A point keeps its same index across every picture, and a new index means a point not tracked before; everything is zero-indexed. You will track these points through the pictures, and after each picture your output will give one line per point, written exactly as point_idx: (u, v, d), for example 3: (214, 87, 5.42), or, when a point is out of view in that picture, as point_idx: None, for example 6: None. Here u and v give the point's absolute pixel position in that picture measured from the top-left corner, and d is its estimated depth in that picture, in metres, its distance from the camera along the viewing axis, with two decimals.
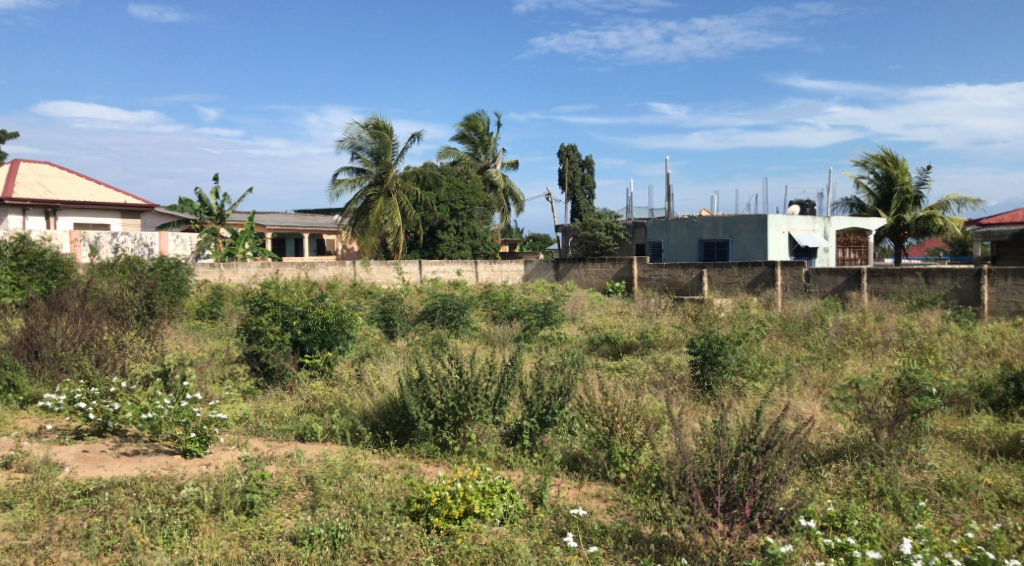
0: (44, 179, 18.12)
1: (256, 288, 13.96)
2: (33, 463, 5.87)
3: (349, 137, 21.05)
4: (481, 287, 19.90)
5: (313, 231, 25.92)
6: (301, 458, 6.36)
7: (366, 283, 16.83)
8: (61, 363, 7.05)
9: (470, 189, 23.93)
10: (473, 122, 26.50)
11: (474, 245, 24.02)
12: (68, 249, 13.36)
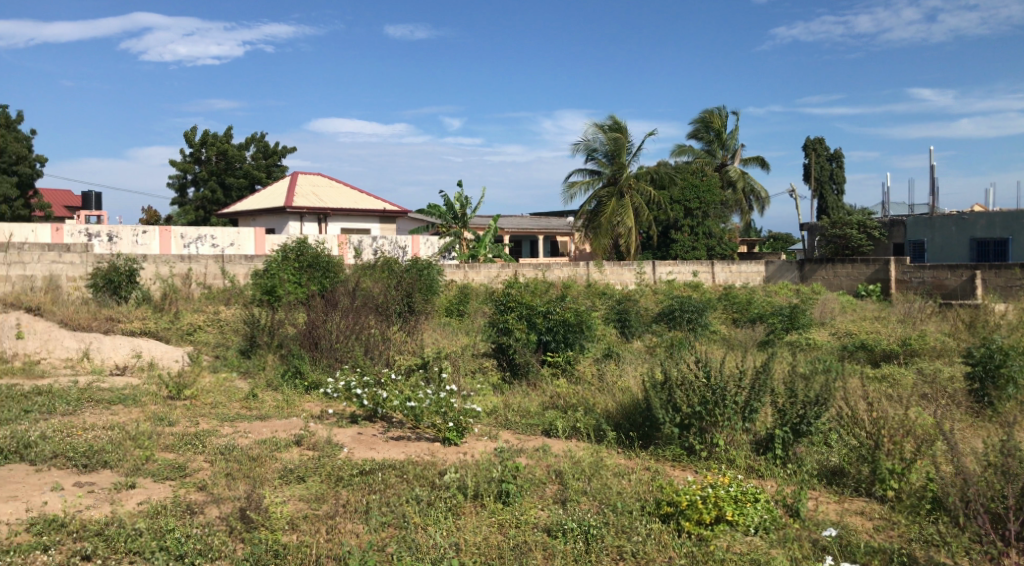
0: (318, 189, 20.32)
1: (498, 288, 14.68)
2: (318, 443, 6.57)
3: (584, 140, 21.74)
4: (720, 291, 19.17)
5: (548, 233, 26.74)
6: (548, 453, 6.57)
7: (600, 284, 17.01)
8: (336, 354, 7.80)
9: (706, 187, 23.27)
10: (708, 116, 25.86)
11: (709, 245, 23.32)
12: (337, 251, 14.85)
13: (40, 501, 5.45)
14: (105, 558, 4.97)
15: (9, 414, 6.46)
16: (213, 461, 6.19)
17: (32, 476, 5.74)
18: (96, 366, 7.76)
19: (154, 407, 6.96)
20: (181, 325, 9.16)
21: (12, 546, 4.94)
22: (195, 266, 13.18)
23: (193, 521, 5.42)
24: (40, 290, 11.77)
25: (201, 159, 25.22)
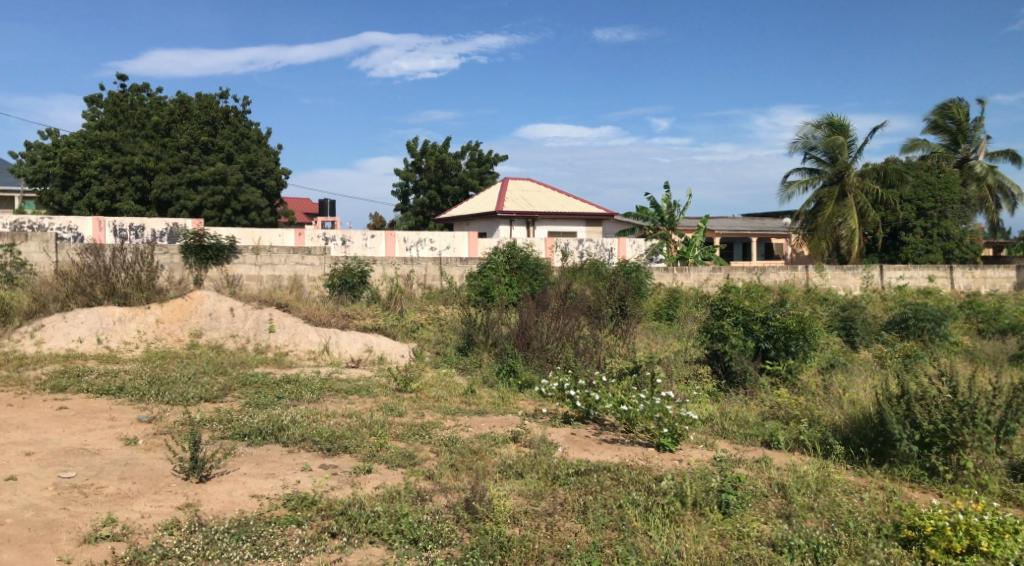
0: (527, 194, 21.01)
1: (708, 292, 14.38)
2: (534, 440, 6.73)
3: (801, 137, 20.88)
4: (962, 298, 17.48)
5: (762, 234, 25.75)
6: (770, 464, 6.30)
7: (822, 290, 16.10)
8: (548, 354, 7.99)
9: (944, 184, 20.98)
10: (946, 108, 24.02)
11: (946, 248, 21.25)
12: (544, 254, 15.39)
13: (293, 479, 6.05)
14: (350, 536, 5.41)
15: (264, 399, 7.23)
16: (438, 452, 6.54)
17: (285, 456, 6.38)
18: (334, 358, 8.55)
19: (384, 398, 7.49)
20: (406, 322, 9.80)
21: (273, 519, 5.53)
22: (417, 268, 14.04)
23: (423, 507, 5.76)
24: (285, 289, 13.09)
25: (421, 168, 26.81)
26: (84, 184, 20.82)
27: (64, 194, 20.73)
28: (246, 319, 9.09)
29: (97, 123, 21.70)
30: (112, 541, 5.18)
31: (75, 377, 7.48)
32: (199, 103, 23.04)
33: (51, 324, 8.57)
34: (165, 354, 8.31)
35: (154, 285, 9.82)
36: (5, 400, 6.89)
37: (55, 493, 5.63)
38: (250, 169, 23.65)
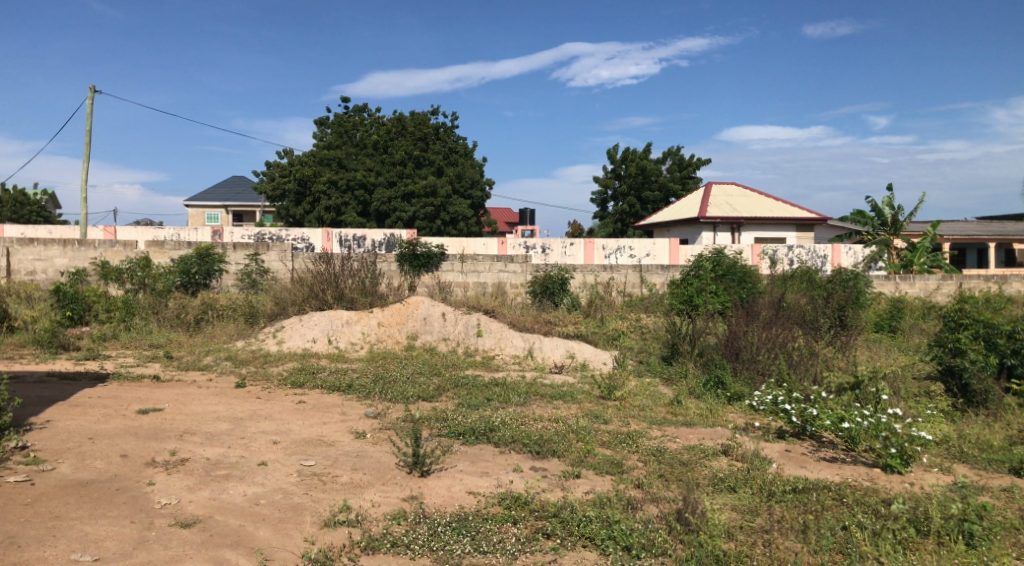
0: (732, 199, 20.61)
1: (937, 302, 13.61)
2: (746, 454, 6.51)
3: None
4: None
5: (1001, 239, 23.41)
6: (1021, 495, 5.68)
7: None
8: (759, 367, 7.73)
9: None
10: None
11: None
12: (750, 260, 15.22)
13: (507, 479, 6.27)
14: (563, 538, 5.50)
15: (476, 400, 7.56)
16: (646, 461, 6.50)
17: (498, 456, 6.62)
18: (539, 363, 8.81)
19: (589, 404, 7.58)
20: (608, 330, 9.91)
21: (490, 516, 5.75)
22: (616, 275, 14.15)
23: (634, 515, 5.73)
24: (490, 295, 13.67)
25: (619, 174, 26.81)
26: (314, 199, 23.27)
27: (298, 208, 23.38)
28: (456, 323, 9.56)
29: (326, 144, 24.25)
30: (348, 526, 5.63)
31: (311, 374, 8.25)
32: (413, 119, 24.85)
33: (290, 325, 9.51)
34: (385, 355, 8.94)
35: (376, 290, 10.63)
36: (255, 393, 7.74)
37: (299, 479, 6.22)
38: (458, 182, 24.59)
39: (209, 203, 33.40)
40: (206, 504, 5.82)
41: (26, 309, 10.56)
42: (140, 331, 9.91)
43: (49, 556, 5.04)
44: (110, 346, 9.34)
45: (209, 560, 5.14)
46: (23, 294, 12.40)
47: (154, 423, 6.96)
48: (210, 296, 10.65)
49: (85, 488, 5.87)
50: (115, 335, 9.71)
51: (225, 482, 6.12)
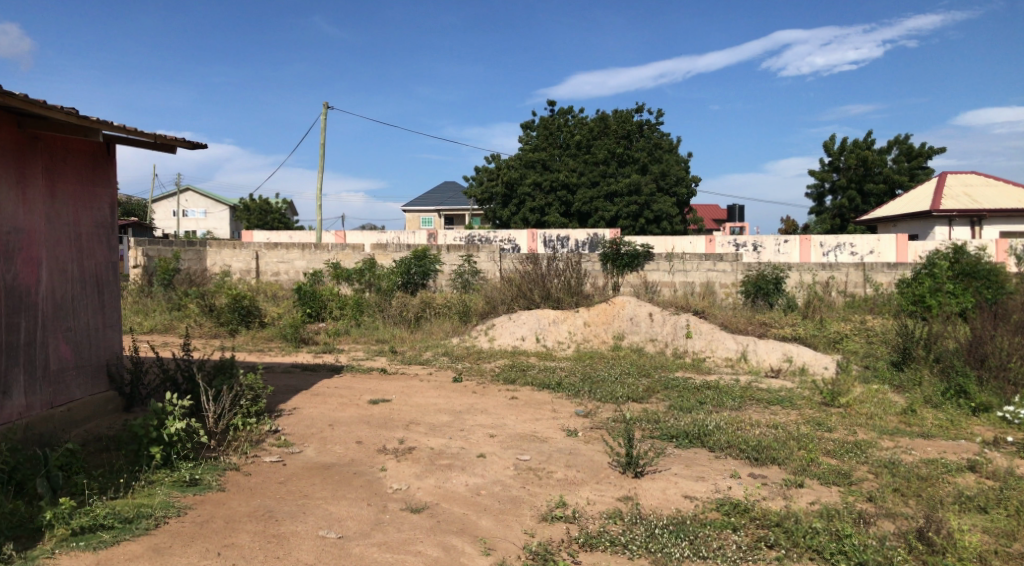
0: (971, 189, 18.81)
1: None
2: (999, 472, 5.89)
3: None
4: None
5: None
6: None
7: None
8: (1010, 376, 7.01)
9: None
10: None
11: None
12: (996, 257, 13.90)
13: (725, 485, 6.09)
14: (788, 549, 5.25)
15: (688, 403, 7.44)
16: (879, 473, 6.06)
17: (714, 461, 6.46)
18: (753, 367, 8.54)
19: (811, 411, 7.20)
20: (829, 333, 9.40)
21: (709, 521, 5.60)
22: (837, 274, 13.39)
23: (868, 531, 5.34)
24: (698, 295, 13.44)
25: (839, 166, 25.31)
26: (519, 201, 24.28)
27: (505, 210, 24.45)
28: (664, 324, 9.44)
29: (532, 146, 25.04)
30: (566, 522, 5.72)
31: (521, 371, 8.51)
32: (616, 119, 25.27)
33: (500, 323, 9.89)
34: (593, 355, 9.06)
35: (582, 290, 10.78)
36: (471, 388, 8.10)
37: (516, 472, 6.42)
38: (664, 180, 24.46)
39: (421, 208, 35.66)
40: (433, 492, 6.16)
41: (272, 307, 11.80)
42: (368, 327, 10.72)
43: (300, 531, 5.57)
44: (343, 341, 10.22)
45: (437, 545, 5.43)
46: (270, 292, 13.89)
47: (384, 412, 7.50)
48: (428, 296, 11.30)
49: (327, 470, 6.44)
50: (347, 331, 10.60)
51: (449, 471, 6.45)
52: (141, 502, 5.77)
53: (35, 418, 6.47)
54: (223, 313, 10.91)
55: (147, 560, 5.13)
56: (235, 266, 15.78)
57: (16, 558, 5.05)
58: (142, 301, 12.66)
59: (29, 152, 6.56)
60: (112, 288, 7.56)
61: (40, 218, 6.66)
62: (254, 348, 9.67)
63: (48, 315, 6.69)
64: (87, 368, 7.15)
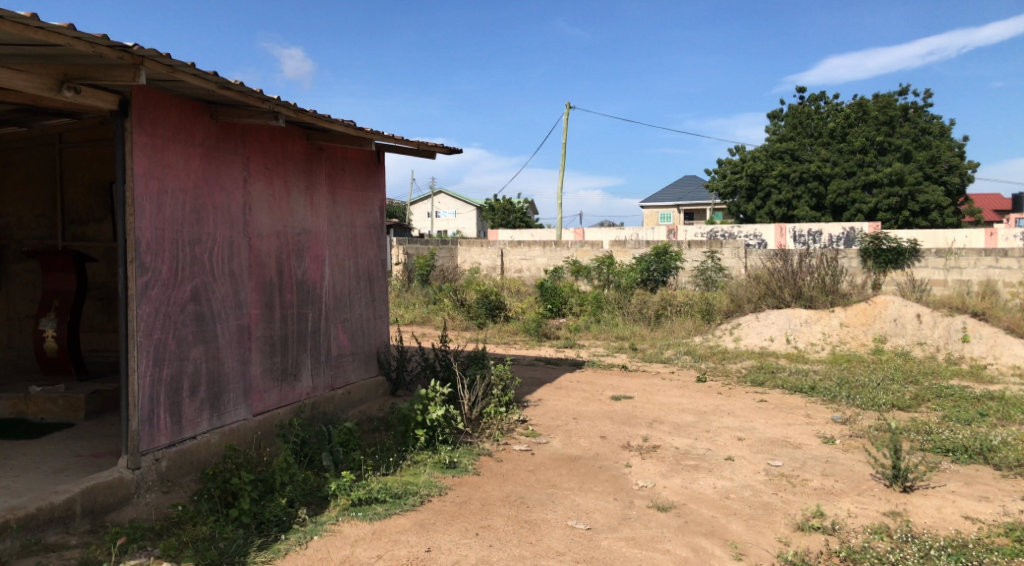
0: None
1: None
2: None
3: None
4: None
5: None
6: None
7: None
8: None
9: None
10: None
11: None
12: None
13: (1015, 508, 5.39)
14: None
15: (967, 414, 6.75)
16: None
17: (1001, 480, 5.77)
18: None
19: None
20: None
21: (996, 547, 4.96)
22: None
23: None
24: (977, 293, 12.23)
25: None
26: (765, 195, 26.24)
27: (749, 204, 26.48)
28: (935, 327, 9.04)
29: (781, 137, 26.53)
30: (825, 534, 5.34)
31: (770, 372, 8.28)
32: (875, 103, 25.51)
33: (747, 324, 9.86)
34: (851, 357, 8.61)
35: (838, 288, 10.39)
36: (717, 389, 7.97)
37: (767, 478, 6.17)
38: (931, 166, 24.39)
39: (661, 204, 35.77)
40: (680, 491, 6.08)
41: (516, 301, 12.46)
42: (608, 324, 10.88)
43: (551, 519, 5.75)
44: (583, 336, 10.49)
45: (686, 545, 5.33)
46: (515, 288, 14.60)
47: (626, 409, 7.55)
48: (669, 294, 11.45)
49: (574, 462, 6.61)
50: (587, 326, 10.86)
51: (695, 472, 6.35)
52: (408, 480, 6.29)
53: (321, 398, 7.32)
54: (472, 308, 11.63)
55: (415, 533, 5.57)
56: (483, 262, 17.22)
57: (309, 521, 5.71)
58: (402, 295, 13.89)
59: (315, 161, 7.42)
60: (382, 283, 8.37)
61: (325, 220, 7.53)
62: (501, 342, 10.16)
63: (331, 307, 7.53)
64: (362, 354, 7.97)
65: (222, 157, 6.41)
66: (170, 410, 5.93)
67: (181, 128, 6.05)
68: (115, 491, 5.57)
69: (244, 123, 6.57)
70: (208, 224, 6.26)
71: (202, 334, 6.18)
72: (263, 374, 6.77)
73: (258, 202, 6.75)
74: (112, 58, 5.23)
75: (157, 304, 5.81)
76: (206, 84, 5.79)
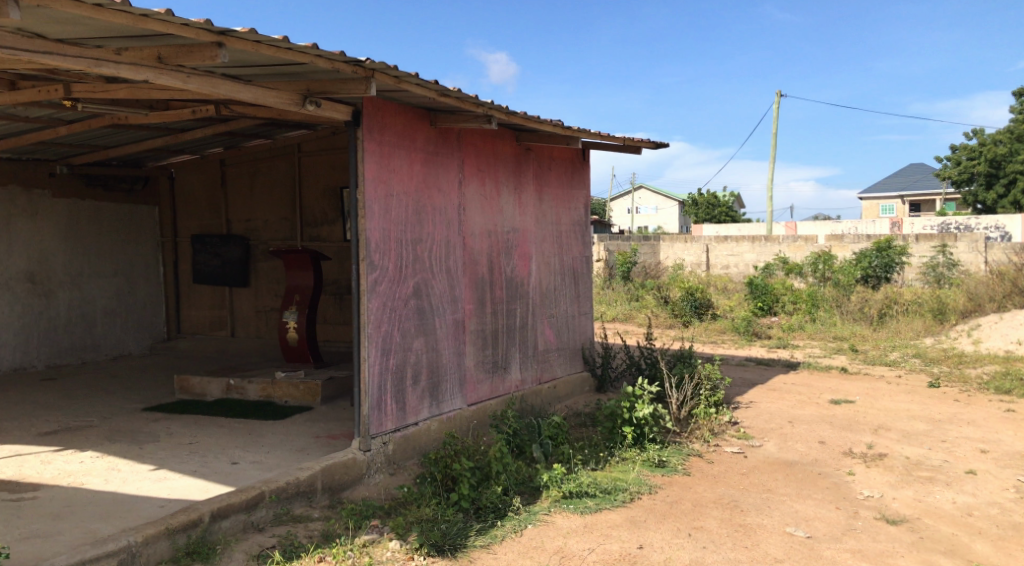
0: None
1: None
2: None
3: None
4: None
5: None
6: None
7: None
8: None
9: None
10: None
11: None
12: None
13: None
14: None
15: None
16: None
17: None
18: None
19: None
20: None
21: None
22: None
23: None
24: None
25: None
26: (1010, 181, 24.54)
27: (989, 192, 24.83)
28: None
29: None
30: None
31: (1018, 380, 7.64)
32: None
33: (989, 325, 9.33)
34: None
35: None
36: (953, 396, 7.50)
37: (1018, 496, 5.58)
38: None
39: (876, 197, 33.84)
40: (913, 505, 5.63)
41: (724, 300, 12.45)
42: (825, 323, 10.79)
43: (767, 524, 5.52)
44: (798, 336, 10.44)
45: (922, 562, 4.88)
46: (721, 284, 14.32)
47: (848, 414, 7.27)
48: (894, 292, 11.09)
49: (791, 467, 6.36)
50: (802, 325, 10.81)
51: (930, 485, 5.88)
52: (618, 476, 6.32)
53: (529, 391, 7.62)
54: (677, 305, 11.73)
55: (627, 528, 5.56)
56: (688, 258, 17.51)
57: (523, 510, 5.90)
58: (604, 292, 14.02)
59: (524, 162, 7.73)
60: (586, 279, 8.63)
61: (533, 219, 7.83)
62: (709, 340, 10.24)
63: (537, 303, 7.83)
64: (567, 350, 8.23)
65: (440, 161, 6.78)
66: (396, 398, 6.34)
67: (405, 134, 6.45)
68: (349, 471, 6.02)
69: (460, 128, 6.92)
70: (428, 224, 6.63)
71: (423, 327, 6.56)
72: (476, 366, 7.11)
73: (472, 202, 7.09)
74: (347, 72, 5.65)
75: (384, 299, 6.18)
76: (428, 92, 6.12)
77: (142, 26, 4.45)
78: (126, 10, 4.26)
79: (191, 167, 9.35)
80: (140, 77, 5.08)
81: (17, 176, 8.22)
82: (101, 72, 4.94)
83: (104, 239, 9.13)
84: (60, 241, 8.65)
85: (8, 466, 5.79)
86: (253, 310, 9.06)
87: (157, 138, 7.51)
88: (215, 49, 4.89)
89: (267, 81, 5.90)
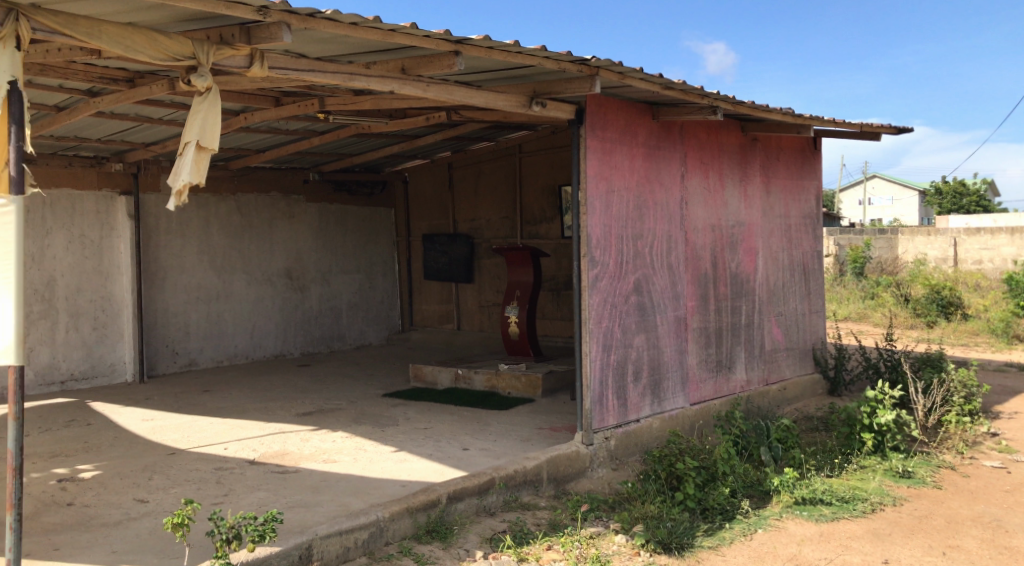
0: None
1: None
2: None
3: None
4: None
5: None
6: None
7: None
8: None
9: None
10: None
11: None
12: None
13: None
14: None
15: None
16: None
17: None
18: None
19: None
20: None
21: None
22: None
23: None
24: None
25: None
26: None
27: None
28: None
29: None
30: None
31: None
32: None
33: None
34: None
35: None
36: None
37: None
38: None
39: None
40: None
41: (977, 299, 11.31)
42: None
43: None
44: None
45: None
46: (972, 281, 12.94)
47: None
48: None
49: None
50: None
51: None
52: (856, 484, 5.92)
53: (755, 392, 7.36)
54: (920, 304, 10.90)
55: (869, 540, 5.18)
56: (932, 253, 16.03)
57: (753, 514, 5.68)
58: (832, 289, 13.22)
59: (750, 153, 7.48)
60: (817, 276, 8.19)
61: (759, 213, 7.55)
62: (959, 342, 9.33)
63: (764, 300, 7.54)
64: (796, 350, 7.86)
65: (662, 155, 6.70)
66: (618, 393, 6.36)
67: (627, 129, 6.44)
68: (573, 463, 6.12)
69: (683, 121, 6.81)
70: (649, 219, 6.59)
71: (644, 323, 6.52)
72: (700, 365, 6.97)
73: (695, 197, 6.95)
74: (572, 71, 5.74)
75: (605, 295, 6.20)
76: (652, 86, 6.06)
77: (390, 40, 4.74)
78: (378, 26, 4.53)
79: (422, 171, 10.01)
80: (387, 88, 5.45)
81: (278, 184, 9.23)
82: (356, 86, 5.33)
83: (349, 240, 10.03)
84: (312, 240, 9.64)
85: (274, 442, 6.51)
86: (477, 305, 9.51)
87: (394, 145, 8.11)
88: (453, 57, 5.14)
89: (496, 85, 6.14)
